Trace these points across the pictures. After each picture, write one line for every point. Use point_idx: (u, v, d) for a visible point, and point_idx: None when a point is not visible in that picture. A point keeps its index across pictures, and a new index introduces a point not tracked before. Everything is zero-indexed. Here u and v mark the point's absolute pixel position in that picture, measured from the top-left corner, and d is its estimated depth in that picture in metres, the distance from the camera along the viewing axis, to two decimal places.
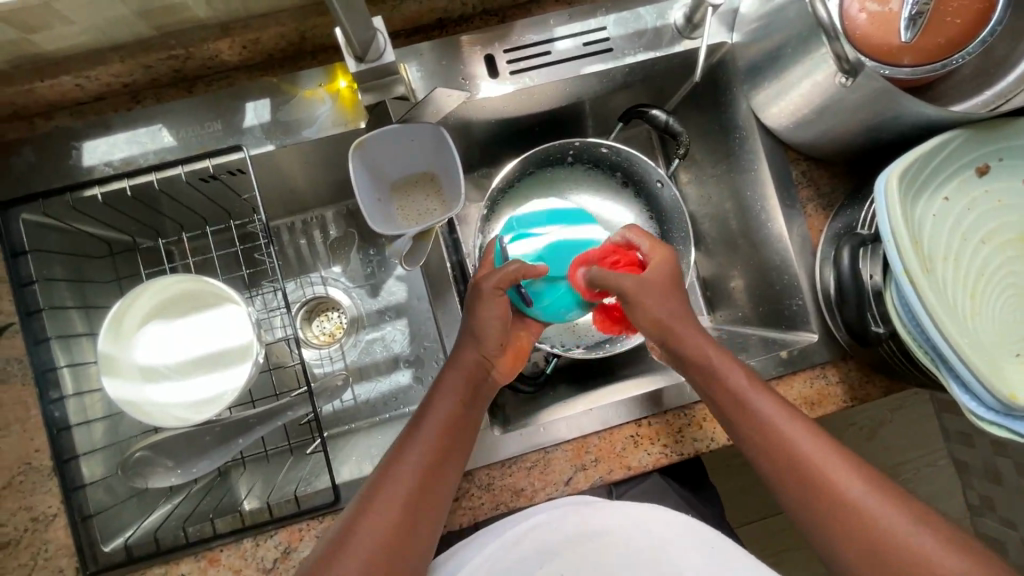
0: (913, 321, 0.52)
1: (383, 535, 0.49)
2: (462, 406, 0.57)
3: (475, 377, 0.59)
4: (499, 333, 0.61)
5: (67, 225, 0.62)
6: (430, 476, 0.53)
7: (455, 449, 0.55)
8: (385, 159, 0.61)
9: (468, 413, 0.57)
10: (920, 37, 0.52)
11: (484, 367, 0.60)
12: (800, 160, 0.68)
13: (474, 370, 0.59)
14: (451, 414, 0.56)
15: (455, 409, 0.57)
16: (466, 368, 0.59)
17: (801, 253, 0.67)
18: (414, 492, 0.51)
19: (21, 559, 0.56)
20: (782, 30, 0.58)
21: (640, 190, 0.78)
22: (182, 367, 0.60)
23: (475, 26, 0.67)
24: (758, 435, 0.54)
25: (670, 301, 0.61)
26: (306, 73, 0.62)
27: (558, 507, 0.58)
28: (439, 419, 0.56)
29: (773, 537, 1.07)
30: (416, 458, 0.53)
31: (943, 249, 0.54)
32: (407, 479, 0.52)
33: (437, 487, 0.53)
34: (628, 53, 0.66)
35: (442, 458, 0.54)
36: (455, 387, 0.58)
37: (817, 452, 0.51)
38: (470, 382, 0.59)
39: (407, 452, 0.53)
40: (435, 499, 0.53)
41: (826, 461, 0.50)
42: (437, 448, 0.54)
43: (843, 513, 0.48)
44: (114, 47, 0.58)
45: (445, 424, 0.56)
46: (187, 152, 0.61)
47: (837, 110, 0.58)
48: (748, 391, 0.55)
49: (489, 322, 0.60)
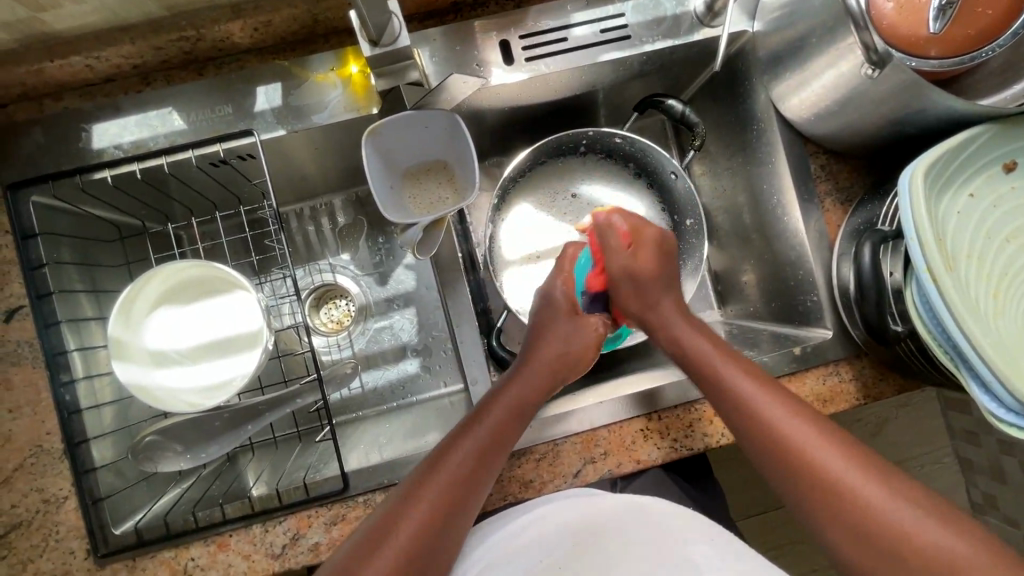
0: (934, 319, 0.50)
1: (432, 511, 0.48)
2: (518, 403, 0.58)
3: (541, 380, 0.61)
4: (576, 341, 0.64)
5: (76, 208, 0.61)
6: (477, 469, 0.52)
7: (503, 444, 0.55)
8: (398, 146, 0.59)
9: (526, 409, 0.58)
10: (949, 28, 0.51)
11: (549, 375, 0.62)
12: (819, 154, 0.67)
13: (542, 373, 0.61)
14: (508, 411, 0.56)
15: (511, 415, 0.56)
16: (531, 368, 0.61)
17: (817, 249, 0.66)
18: (465, 476, 0.51)
19: (32, 540, 0.57)
20: (807, 18, 0.57)
21: (653, 180, 0.78)
22: (192, 353, 0.61)
23: (490, 10, 0.65)
24: (747, 416, 0.54)
25: (663, 272, 0.67)
26: (318, 57, 0.61)
27: (562, 498, 0.58)
28: (494, 412, 0.56)
29: (775, 530, 1.08)
30: (467, 446, 0.53)
31: (967, 247, 0.53)
32: (459, 466, 0.51)
33: (479, 487, 0.52)
34: (646, 41, 0.64)
35: (495, 447, 0.54)
36: (517, 382, 0.59)
37: (803, 437, 0.51)
38: (537, 377, 0.61)
39: (459, 439, 0.53)
40: (480, 488, 0.52)
41: (824, 452, 0.50)
42: (488, 440, 0.54)
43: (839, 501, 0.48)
44: (124, 27, 0.57)
45: (499, 424, 0.55)
46: (197, 135, 0.60)
47: (860, 102, 0.57)
48: (725, 368, 0.57)
49: (566, 338, 0.64)
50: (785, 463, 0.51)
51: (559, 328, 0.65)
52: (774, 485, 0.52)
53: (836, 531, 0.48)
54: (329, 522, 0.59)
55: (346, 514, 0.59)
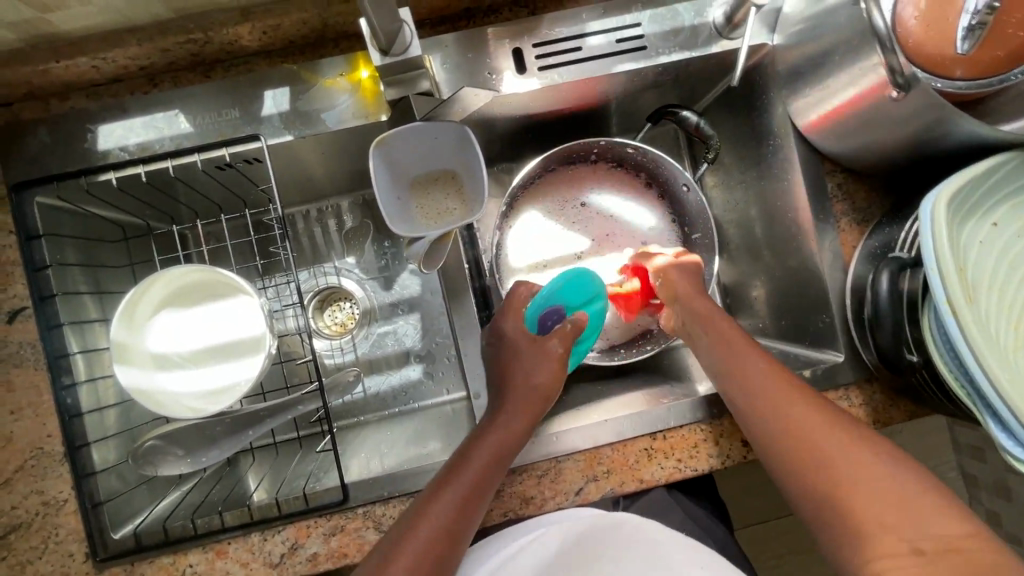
0: (951, 351, 0.49)
1: (424, 548, 0.49)
2: (505, 432, 0.57)
3: (526, 405, 0.59)
4: (548, 368, 0.62)
5: (80, 209, 0.61)
6: (466, 506, 0.52)
7: (491, 479, 0.55)
8: (406, 156, 0.58)
9: (511, 443, 0.57)
10: (978, 49, 0.49)
11: (533, 399, 0.60)
12: (836, 172, 0.65)
13: (525, 397, 0.60)
14: (491, 453, 0.55)
15: (497, 448, 0.56)
16: (514, 397, 0.59)
17: (831, 270, 0.64)
18: (456, 515, 0.51)
19: (32, 542, 0.57)
20: (830, 34, 0.55)
21: (664, 191, 0.77)
22: (194, 356, 0.60)
23: (504, 17, 0.64)
24: (771, 428, 0.53)
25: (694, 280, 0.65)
26: (328, 61, 0.60)
27: (559, 518, 0.59)
28: (480, 451, 0.55)
29: (775, 540, 1.07)
30: (454, 491, 0.52)
31: (989, 277, 0.51)
32: (445, 512, 0.51)
33: (470, 519, 0.52)
34: (662, 52, 0.63)
35: (484, 481, 0.54)
36: (501, 412, 0.58)
37: (828, 448, 0.50)
38: (518, 411, 0.59)
39: (449, 477, 0.53)
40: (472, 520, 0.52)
41: (842, 462, 0.49)
42: (471, 487, 0.53)
43: (861, 509, 0.46)
44: (132, 29, 0.56)
45: (487, 457, 0.55)
46: (204, 138, 0.59)
47: (881, 123, 0.55)
48: (753, 381, 0.56)
49: (540, 371, 0.61)
50: (807, 471, 0.50)
51: (528, 360, 0.61)
52: (787, 487, 0.52)
53: (840, 534, 0.47)
54: (328, 533, 0.59)
55: (345, 525, 0.59)
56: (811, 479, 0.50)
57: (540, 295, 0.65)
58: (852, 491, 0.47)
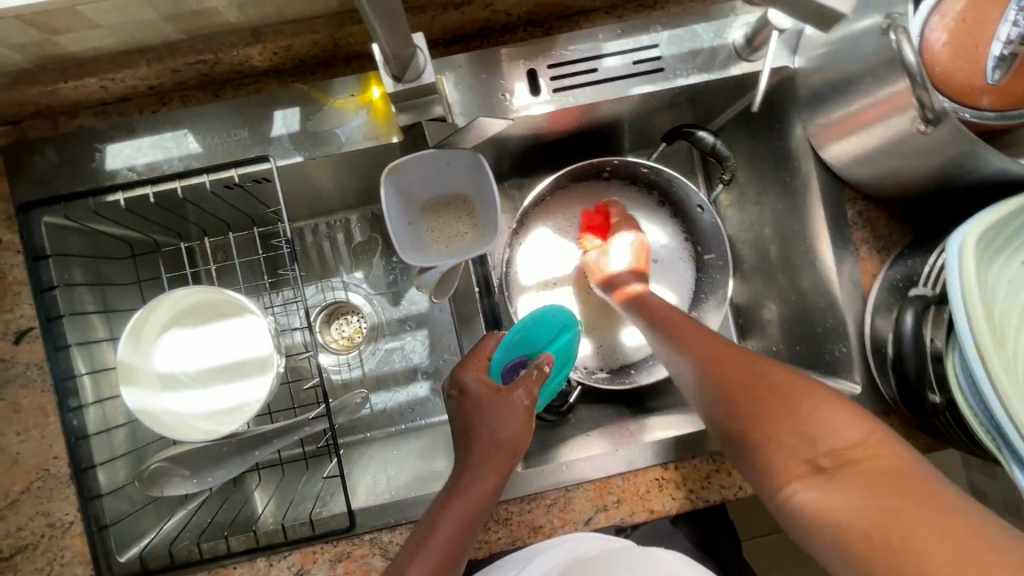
0: (976, 395, 0.48)
1: None
2: (481, 482, 0.51)
3: (496, 452, 0.52)
4: (518, 419, 0.54)
5: (87, 228, 0.60)
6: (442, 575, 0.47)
7: (469, 536, 0.50)
8: (418, 182, 0.57)
9: (486, 494, 0.51)
10: (1009, 79, 0.48)
11: (505, 447, 0.53)
12: (857, 200, 0.64)
13: (493, 445, 0.52)
14: (458, 520, 0.49)
15: (470, 504, 0.50)
16: (482, 447, 0.52)
17: (850, 298, 0.63)
18: None
19: (37, 564, 0.56)
20: (854, 61, 0.54)
21: (678, 210, 0.76)
22: (200, 376, 0.60)
23: (518, 37, 0.63)
24: (759, 445, 0.47)
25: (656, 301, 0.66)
26: (339, 80, 0.59)
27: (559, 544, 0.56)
28: (451, 512, 0.49)
29: (783, 555, 1.06)
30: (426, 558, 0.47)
31: (1016, 318, 0.50)
32: None
33: None
34: (680, 74, 0.62)
35: (460, 542, 0.49)
36: (472, 463, 0.52)
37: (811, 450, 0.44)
38: (488, 458, 0.52)
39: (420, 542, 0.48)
40: None
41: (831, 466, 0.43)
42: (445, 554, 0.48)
43: (850, 495, 0.41)
44: (141, 49, 0.55)
45: (462, 516, 0.50)
46: (212, 158, 0.58)
47: (904, 153, 0.54)
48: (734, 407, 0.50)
49: (505, 422, 0.54)
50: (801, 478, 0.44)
51: (490, 409, 0.54)
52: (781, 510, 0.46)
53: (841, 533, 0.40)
54: (334, 559, 0.58)
55: (351, 552, 0.58)
56: (804, 486, 0.44)
57: (501, 349, 0.62)
58: (837, 481, 0.42)
